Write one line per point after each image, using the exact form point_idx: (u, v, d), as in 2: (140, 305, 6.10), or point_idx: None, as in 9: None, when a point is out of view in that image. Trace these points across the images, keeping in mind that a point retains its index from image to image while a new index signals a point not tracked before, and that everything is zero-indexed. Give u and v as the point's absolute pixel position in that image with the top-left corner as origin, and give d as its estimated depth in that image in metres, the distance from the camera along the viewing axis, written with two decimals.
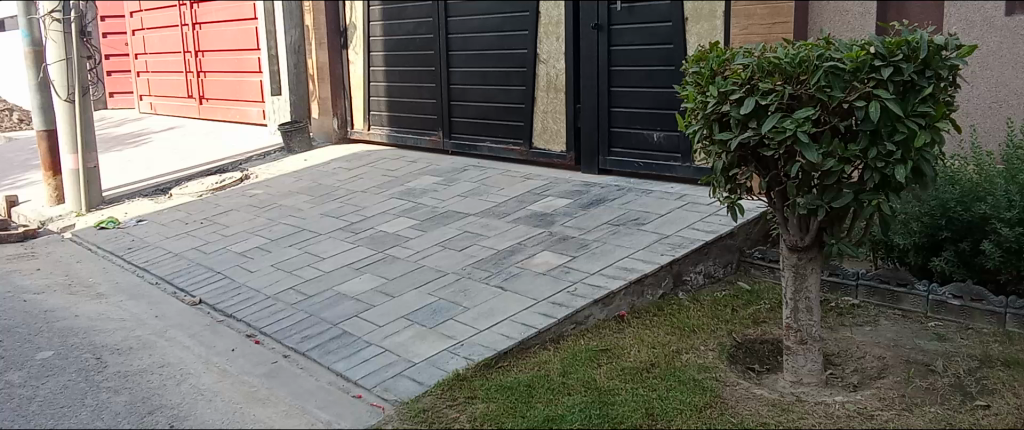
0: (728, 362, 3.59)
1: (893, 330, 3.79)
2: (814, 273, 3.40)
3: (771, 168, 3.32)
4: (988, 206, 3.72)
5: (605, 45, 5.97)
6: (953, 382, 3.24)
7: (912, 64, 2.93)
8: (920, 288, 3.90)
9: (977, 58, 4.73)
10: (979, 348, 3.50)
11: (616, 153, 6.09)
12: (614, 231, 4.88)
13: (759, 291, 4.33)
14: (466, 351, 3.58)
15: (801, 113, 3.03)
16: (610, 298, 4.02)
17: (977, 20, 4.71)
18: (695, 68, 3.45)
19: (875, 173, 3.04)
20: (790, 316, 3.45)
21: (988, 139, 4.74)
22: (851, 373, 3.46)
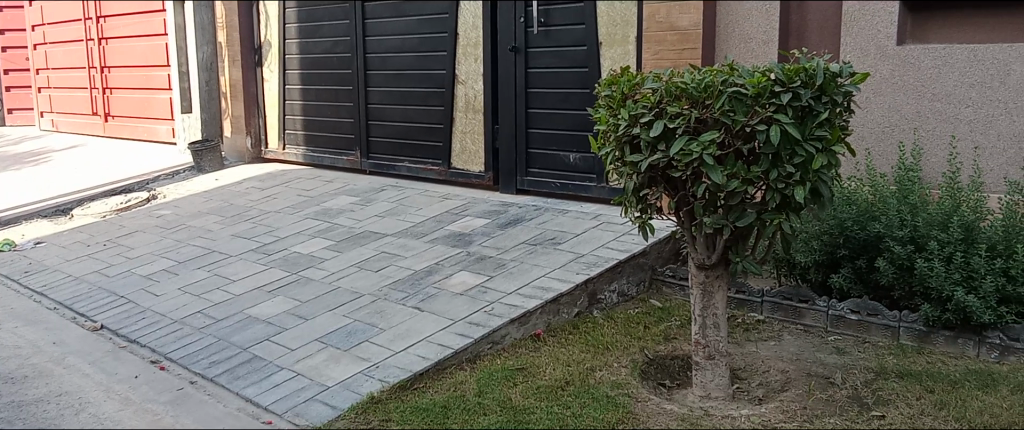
0: (640, 378, 3.66)
1: (796, 345, 3.94)
2: (721, 290, 3.52)
3: (680, 189, 3.43)
4: (882, 225, 3.93)
5: (522, 68, 6.05)
6: (851, 394, 3.38)
7: (809, 90, 3.09)
8: (820, 304, 4.07)
9: (870, 85, 4.83)
10: (875, 360, 3.68)
11: (533, 173, 6.16)
12: (530, 251, 4.93)
13: (670, 308, 4.44)
14: (381, 373, 3.54)
15: (706, 136, 3.14)
16: (526, 317, 4.05)
17: (871, 49, 4.81)
18: (607, 92, 3.53)
19: (776, 194, 3.18)
20: (698, 332, 3.55)
21: (880, 163, 4.82)
22: (757, 386, 3.58)
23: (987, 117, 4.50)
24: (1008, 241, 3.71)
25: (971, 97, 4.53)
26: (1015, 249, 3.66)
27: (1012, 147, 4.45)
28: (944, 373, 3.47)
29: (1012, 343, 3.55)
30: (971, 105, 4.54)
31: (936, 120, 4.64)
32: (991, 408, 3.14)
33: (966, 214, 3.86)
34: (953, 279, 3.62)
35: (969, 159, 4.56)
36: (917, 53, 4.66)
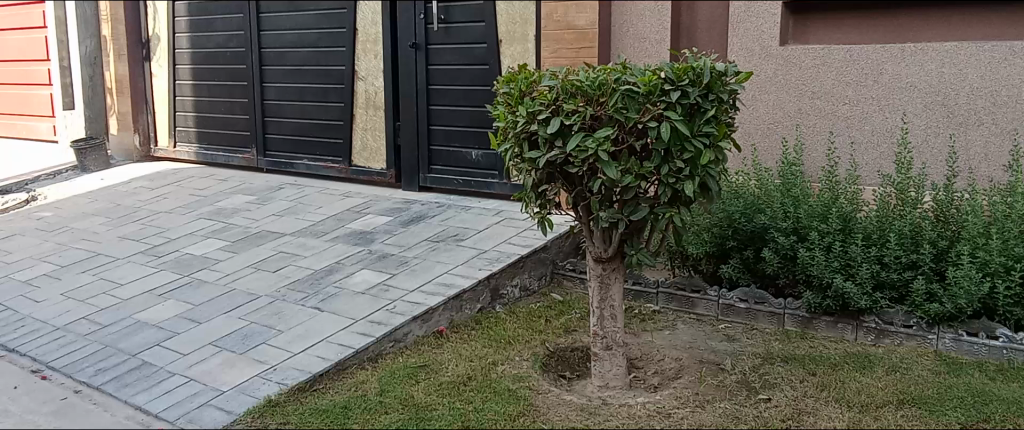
0: (541, 371, 3.72)
1: (688, 333, 4.09)
2: (618, 282, 3.62)
3: (577, 184, 3.51)
4: (767, 217, 4.12)
5: (423, 64, 6.03)
6: (740, 378, 3.54)
7: (697, 88, 3.21)
8: (712, 293, 4.25)
9: (756, 84, 5.04)
10: (762, 346, 3.87)
11: (435, 170, 6.16)
12: (432, 248, 4.93)
13: (571, 301, 4.54)
14: (279, 375, 3.47)
15: (601, 132, 3.23)
16: (428, 314, 4.05)
17: (756, 49, 5.02)
18: (505, 88, 3.56)
19: (667, 189, 3.30)
20: (596, 323, 3.64)
21: (766, 158, 5.05)
22: (652, 375, 3.71)
23: (862, 114, 4.74)
24: (881, 231, 3.91)
25: (847, 95, 4.76)
26: (887, 238, 3.86)
27: (884, 143, 4.69)
28: (825, 356, 3.67)
29: (886, 327, 3.78)
30: (847, 103, 4.77)
31: (815, 117, 4.88)
32: (867, 387, 3.34)
33: (844, 206, 4.09)
34: (833, 267, 3.82)
35: (846, 153, 4.81)
36: (798, 53, 4.89)
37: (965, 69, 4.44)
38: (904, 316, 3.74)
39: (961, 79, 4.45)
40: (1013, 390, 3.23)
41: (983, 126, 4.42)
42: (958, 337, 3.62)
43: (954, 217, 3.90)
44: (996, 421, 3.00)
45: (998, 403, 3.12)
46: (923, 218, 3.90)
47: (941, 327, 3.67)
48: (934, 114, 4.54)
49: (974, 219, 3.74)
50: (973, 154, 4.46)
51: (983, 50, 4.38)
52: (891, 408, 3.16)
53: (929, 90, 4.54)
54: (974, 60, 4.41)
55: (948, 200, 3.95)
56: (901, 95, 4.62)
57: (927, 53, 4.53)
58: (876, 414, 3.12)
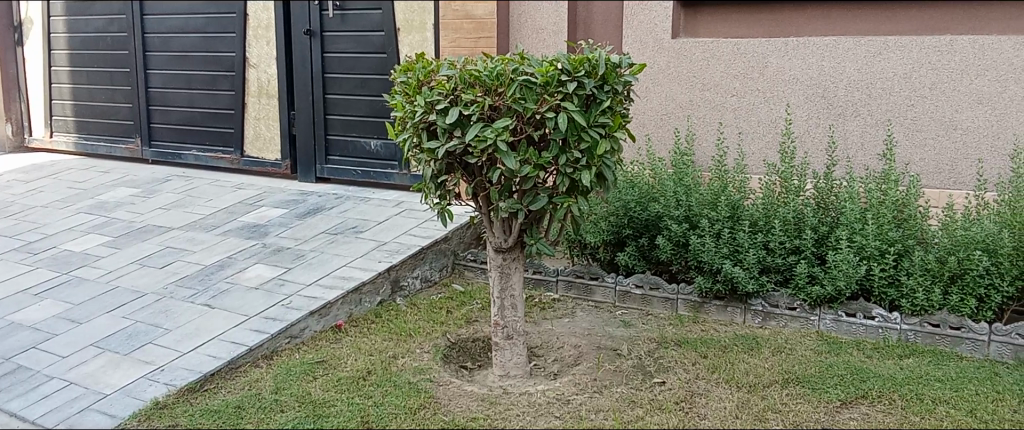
0: (443, 362, 3.70)
1: (587, 321, 4.16)
2: (518, 271, 3.64)
3: (477, 175, 3.51)
4: (661, 205, 4.24)
5: (318, 52, 5.88)
6: (636, 363, 3.63)
7: (592, 79, 3.25)
8: (609, 281, 4.34)
9: (649, 75, 5.16)
10: (656, 331, 3.98)
11: (333, 160, 6.03)
12: (329, 241, 4.82)
13: (472, 292, 4.54)
14: (167, 376, 3.32)
15: (499, 123, 3.23)
16: (326, 309, 3.96)
17: (649, 42, 5.13)
18: (402, 78, 3.51)
19: (565, 178, 3.35)
20: (497, 314, 3.65)
21: (659, 148, 5.18)
22: (552, 362, 3.76)
23: (749, 105, 4.91)
24: (766, 217, 4.07)
25: (735, 87, 4.92)
26: (772, 225, 4.02)
27: (770, 133, 4.87)
28: (716, 339, 3.81)
29: (772, 309, 3.96)
30: (735, 95, 4.93)
31: (705, 108, 5.02)
32: (754, 368, 3.48)
33: (732, 194, 4.24)
34: (722, 253, 3.97)
35: (733, 144, 4.98)
36: (689, 46, 5.02)
37: (843, 63, 4.64)
38: (788, 298, 3.92)
39: (839, 72, 4.65)
40: (887, 366, 3.44)
41: (859, 117, 4.63)
42: (839, 317, 3.82)
43: (833, 203, 4.11)
44: (873, 396, 3.19)
45: (874, 379, 3.31)
46: (805, 204, 4.09)
47: (823, 308, 3.86)
48: (815, 105, 4.74)
49: (851, 205, 3.94)
50: (851, 144, 4.68)
51: (859, 44, 4.58)
52: (777, 387, 3.31)
53: (810, 83, 4.73)
54: (851, 54, 4.61)
55: (828, 187, 4.15)
56: (785, 88, 4.80)
57: (809, 47, 4.71)
58: (764, 394, 3.26)
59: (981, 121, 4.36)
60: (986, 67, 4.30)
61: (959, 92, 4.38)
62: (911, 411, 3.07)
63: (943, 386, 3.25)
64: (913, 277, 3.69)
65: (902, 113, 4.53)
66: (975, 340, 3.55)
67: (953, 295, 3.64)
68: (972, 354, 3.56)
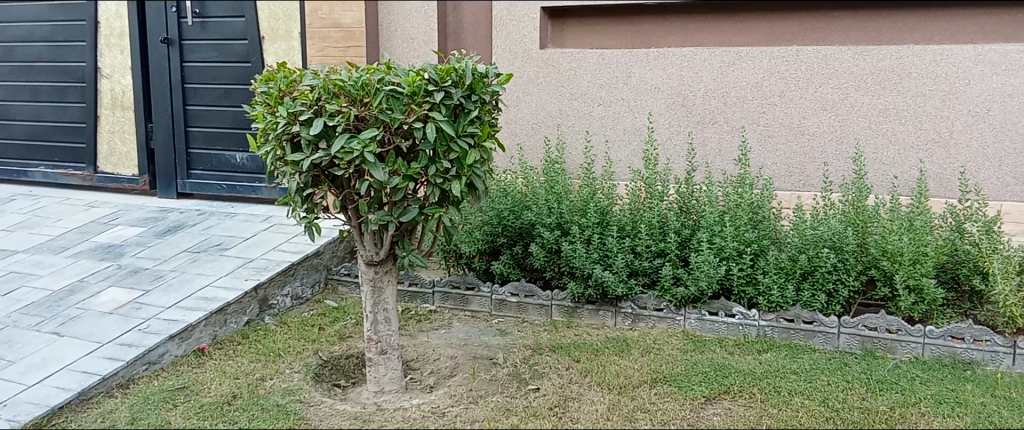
0: (314, 382, 3.58)
1: (463, 331, 4.14)
2: (390, 284, 3.58)
3: (344, 187, 3.43)
4: (534, 213, 4.28)
5: (177, 61, 5.64)
6: (511, 371, 3.64)
7: (459, 89, 3.25)
8: (485, 290, 4.35)
9: (518, 85, 5.22)
10: (532, 338, 4.01)
11: (196, 174, 5.77)
12: (192, 259, 4.60)
13: (345, 307, 4.43)
14: (9, 412, 3.06)
15: (366, 134, 3.17)
16: (188, 332, 3.76)
17: (518, 52, 5.19)
18: (263, 88, 3.39)
19: (435, 189, 3.33)
20: (370, 329, 3.57)
21: (530, 157, 5.24)
22: (428, 375, 3.70)
23: (615, 114, 5.03)
24: (633, 222, 4.19)
25: (601, 96, 5.04)
26: (638, 229, 4.14)
27: (635, 141, 5.01)
28: (588, 343, 3.88)
29: (640, 311, 4.08)
30: (602, 104, 5.05)
31: (574, 117, 5.12)
32: (624, 370, 3.56)
33: (600, 201, 4.33)
34: (593, 258, 4.05)
35: (601, 151, 5.09)
36: (557, 56, 5.11)
37: (700, 73, 4.82)
38: (655, 300, 4.05)
39: (697, 81, 4.83)
40: (748, 361, 3.61)
41: (716, 124, 4.83)
42: (702, 316, 3.97)
43: (694, 207, 4.26)
44: (735, 391, 3.33)
45: (735, 375, 3.46)
46: (668, 209, 4.24)
47: (687, 308, 4.01)
48: (676, 114, 4.90)
49: (711, 208, 4.11)
50: (709, 150, 4.86)
51: (715, 55, 4.78)
52: (646, 387, 3.40)
53: (670, 92, 4.90)
54: (707, 64, 4.80)
55: (689, 192, 4.30)
56: (647, 97, 4.95)
57: (669, 58, 4.88)
58: (633, 394, 3.34)
59: (826, 127, 4.62)
60: (829, 76, 4.57)
61: (805, 99, 4.63)
62: (769, 403, 3.22)
63: (797, 377, 3.43)
64: (768, 275, 3.88)
65: (756, 120, 4.75)
66: (826, 333, 3.77)
67: (805, 291, 3.85)
68: (824, 346, 3.77)
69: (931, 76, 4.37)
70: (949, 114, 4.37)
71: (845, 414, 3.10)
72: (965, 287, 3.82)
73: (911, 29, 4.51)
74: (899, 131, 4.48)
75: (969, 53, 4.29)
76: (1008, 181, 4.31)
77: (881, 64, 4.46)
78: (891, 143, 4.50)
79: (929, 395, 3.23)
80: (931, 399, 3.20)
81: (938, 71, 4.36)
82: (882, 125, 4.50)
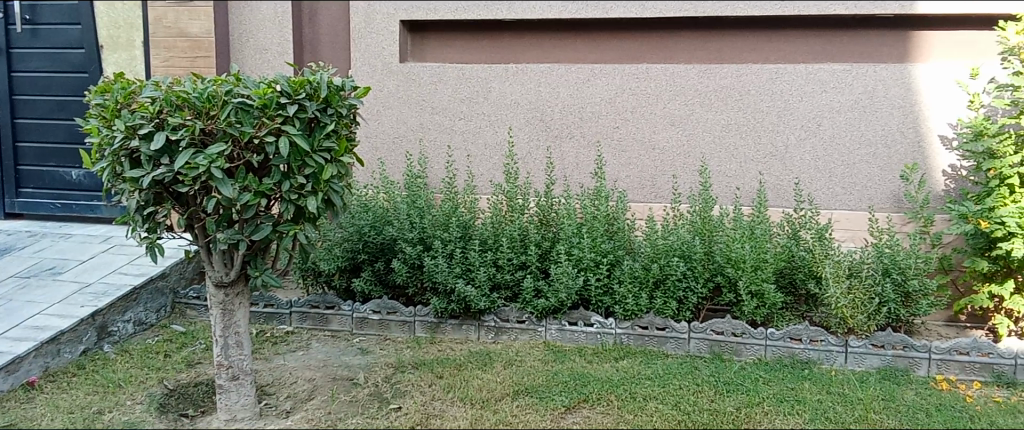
0: (158, 413, 3.36)
1: (322, 352, 4.02)
2: (242, 307, 3.42)
3: (190, 204, 3.25)
4: (395, 229, 4.22)
5: (4, 70, 5.25)
6: (372, 391, 3.55)
7: (314, 102, 3.15)
8: (345, 309, 4.25)
9: (378, 99, 5.16)
10: (394, 356, 3.94)
11: (27, 193, 5.36)
12: (21, 285, 4.23)
13: (195, 332, 4.21)
14: None
15: (213, 148, 3.01)
16: (15, 365, 3.45)
17: (378, 65, 5.13)
18: (98, 100, 3.18)
19: (290, 205, 3.21)
20: (220, 354, 3.38)
21: (391, 172, 5.18)
22: (285, 399, 3.54)
23: (475, 128, 5.06)
24: (495, 236, 4.21)
25: (462, 110, 5.05)
26: (500, 242, 4.17)
27: (495, 155, 5.05)
28: (451, 358, 3.85)
29: (503, 323, 4.12)
30: (463, 118, 5.06)
31: (435, 131, 5.10)
32: (487, 384, 3.56)
33: (462, 215, 4.33)
34: (455, 273, 4.04)
35: (463, 166, 5.10)
36: (417, 70, 5.09)
37: (557, 88, 4.93)
38: (517, 312, 4.10)
39: (554, 96, 4.93)
40: (606, 369, 3.70)
41: (574, 139, 4.94)
42: (562, 326, 4.06)
43: (553, 220, 4.34)
44: (593, 399, 3.40)
45: (594, 383, 3.53)
46: (529, 222, 4.29)
47: (548, 319, 4.08)
48: (535, 128, 4.99)
49: (569, 221, 4.20)
50: (567, 164, 4.97)
51: (570, 71, 4.90)
52: (508, 400, 3.41)
53: (529, 107, 4.98)
54: (564, 81, 4.91)
55: (548, 205, 4.37)
56: (507, 111, 5.01)
57: (527, 73, 4.96)
58: (495, 408, 3.34)
59: (674, 141, 4.82)
60: (676, 92, 4.78)
61: (655, 115, 4.82)
62: (625, 410, 3.30)
63: (652, 383, 3.54)
64: (624, 285, 3.99)
65: (610, 135, 4.90)
66: (677, 338, 3.93)
67: (657, 299, 3.99)
68: (676, 351, 3.94)
69: (767, 94, 4.66)
70: (785, 128, 4.67)
71: (696, 416, 3.22)
72: (801, 291, 4.07)
73: (750, 49, 4.80)
74: (740, 146, 4.74)
75: (800, 72, 4.61)
76: (838, 191, 4.64)
77: (723, 82, 4.72)
78: (733, 156, 4.76)
79: (771, 395, 3.42)
80: (772, 398, 3.38)
81: (774, 88, 4.65)
82: (725, 139, 4.75)
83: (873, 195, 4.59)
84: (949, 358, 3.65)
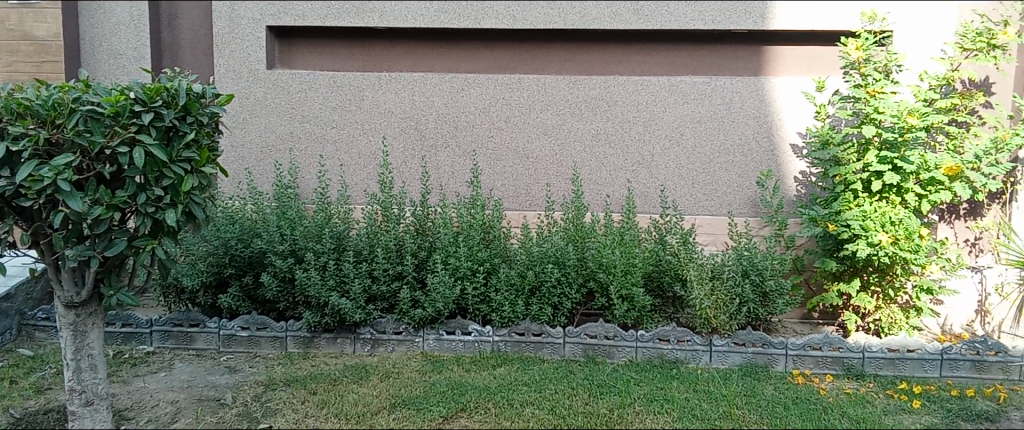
0: None
1: (186, 372, 3.83)
2: (96, 327, 3.21)
3: (36, 219, 3.06)
4: (264, 241, 4.08)
5: None
6: (240, 411, 3.40)
7: (172, 110, 2.97)
8: (211, 326, 4.08)
9: (245, 106, 4.99)
10: (264, 373, 3.80)
11: None
12: None
13: (44, 356, 3.92)
14: None
15: (59, 160, 2.82)
16: None
17: (243, 72, 4.96)
18: None
19: (147, 218, 3.02)
20: (72, 378, 3.15)
21: (260, 182, 5.03)
22: (146, 423, 3.30)
23: (348, 137, 4.97)
24: (370, 246, 4.14)
25: (334, 119, 4.96)
26: (375, 253, 4.10)
27: (369, 165, 4.98)
28: (325, 374, 3.76)
29: (379, 335, 4.06)
30: (335, 127, 4.97)
31: (306, 140, 4.99)
32: (363, 398, 3.49)
33: (336, 225, 4.23)
34: (328, 285, 3.94)
35: (335, 175, 5.00)
36: (285, 77, 4.96)
37: (431, 97, 4.92)
38: (394, 323, 4.06)
39: (429, 105, 4.93)
40: (483, 377, 3.71)
41: (449, 148, 4.95)
42: (440, 336, 4.05)
43: (430, 229, 4.31)
44: (470, 408, 3.39)
45: (472, 392, 3.53)
46: (405, 231, 4.24)
47: (425, 329, 4.06)
48: (409, 137, 4.96)
49: (445, 230, 4.19)
50: (443, 173, 4.97)
51: (444, 80, 4.91)
52: (384, 413, 3.35)
53: (403, 116, 4.94)
54: (438, 90, 4.91)
55: (424, 214, 4.33)
56: (380, 120, 4.95)
57: (400, 82, 4.92)
58: (371, 422, 3.27)
59: (547, 150, 4.91)
60: (548, 102, 4.87)
61: (528, 124, 4.90)
62: (502, 417, 3.32)
63: (529, 389, 3.58)
64: (500, 293, 4.03)
65: (484, 144, 4.93)
66: (553, 343, 4.00)
67: (533, 305, 4.06)
68: (552, 356, 4.00)
69: (634, 104, 4.83)
70: (651, 138, 4.85)
71: (570, 420, 3.28)
72: (668, 294, 4.23)
73: (618, 61, 4.96)
74: (610, 154, 4.88)
75: (664, 83, 4.81)
76: (700, 197, 4.85)
77: (592, 93, 4.85)
78: (603, 165, 4.89)
79: (642, 395, 3.52)
80: (643, 398, 3.49)
81: (640, 99, 4.83)
82: (595, 148, 4.88)
83: (732, 200, 4.84)
84: (804, 353, 3.89)
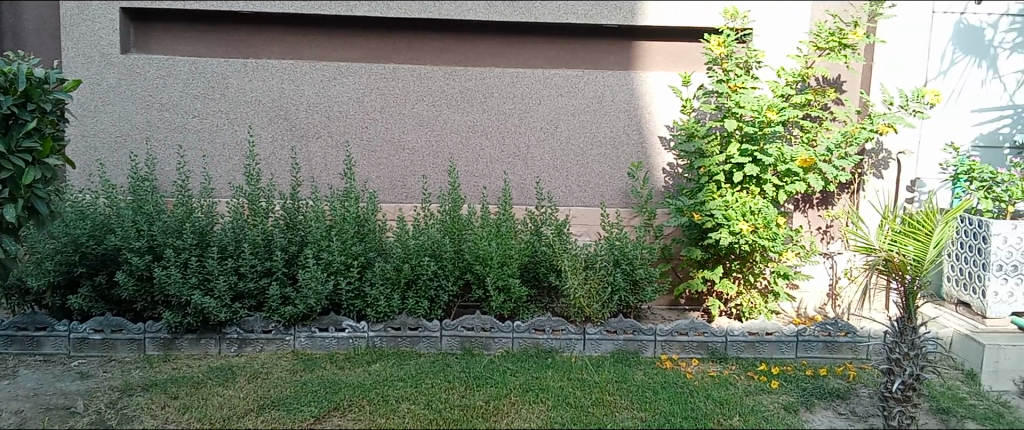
0: None
1: (32, 379, 3.55)
2: None
3: None
4: (118, 238, 3.82)
5: None
6: (93, 420, 3.18)
7: (9, 97, 2.82)
8: (60, 329, 3.81)
9: (96, 93, 4.67)
10: (120, 378, 3.57)
11: None
12: None
13: None
14: None
15: None
16: None
17: (94, 56, 4.63)
18: None
19: None
20: None
21: (113, 174, 4.72)
22: None
23: (211, 127, 4.75)
24: (236, 241, 3.96)
25: (197, 108, 4.72)
26: (242, 249, 3.93)
27: (235, 156, 4.77)
28: (188, 376, 3.57)
29: (247, 334, 3.91)
30: (197, 116, 4.73)
31: (165, 129, 4.73)
32: (229, 400, 3.35)
33: (198, 219, 4.02)
34: (190, 284, 3.75)
35: (198, 167, 4.77)
36: (142, 62, 4.67)
37: (301, 86, 4.76)
38: (263, 322, 3.91)
39: (298, 95, 4.77)
40: (356, 374, 3.64)
41: (320, 139, 4.81)
42: (312, 333, 3.95)
43: (301, 222, 4.17)
44: (343, 407, 3.31)
45: (345, 389, 3.45)
46: (274, 225, 4.08)
47: (297, 326, 3.95)
48: (279, 127, 4.78)
49: (317, 224, 4.06)
50: (314, 165, 4.83)
51: (315, 69, 4.76)
52: (251, 415, 3.22)
53: (271, 105, 4.76)
54: (309, 78, 4.76)
55: (294, 207, 4.19)
56: (247, 109, 4.75)
57: (268, 70, 4.74)
58: (237, 425, 3.13)
59: (423, 141, 4.86)
60: (424, 93, 4.82)
61: (403, 115, 4.83)
62: (376, 414, 3.26)
63: (404, 384, 3.53)
64: (375, 287, 3.95)
65: (358, 135, 4.82)
66: (429, 337, 3.98)
67: (409, 299, 4.01)
68: (428, 350, 3.98)
69: (509, 97, 4.85)
70: (526, 130, 4.88)
71: (446, 413, 3.26)
72: (544, 284, 4.29)
73: (493, 53, 4.96)
74: (486, 146, 4.89)
75: (539, 76, 4.85)
76: (574, 189, 4.94)
77: (467, 84, 4.83)
78: (479, 157, 4.89)
79: (517, 385, 3.55)
80: (518, 389, 3.52)
81: (515, 91, 4.85)
82: (471, 140, 4.87)
83: (604, 192, 4.95)
84: (671, 339, 4.04)
